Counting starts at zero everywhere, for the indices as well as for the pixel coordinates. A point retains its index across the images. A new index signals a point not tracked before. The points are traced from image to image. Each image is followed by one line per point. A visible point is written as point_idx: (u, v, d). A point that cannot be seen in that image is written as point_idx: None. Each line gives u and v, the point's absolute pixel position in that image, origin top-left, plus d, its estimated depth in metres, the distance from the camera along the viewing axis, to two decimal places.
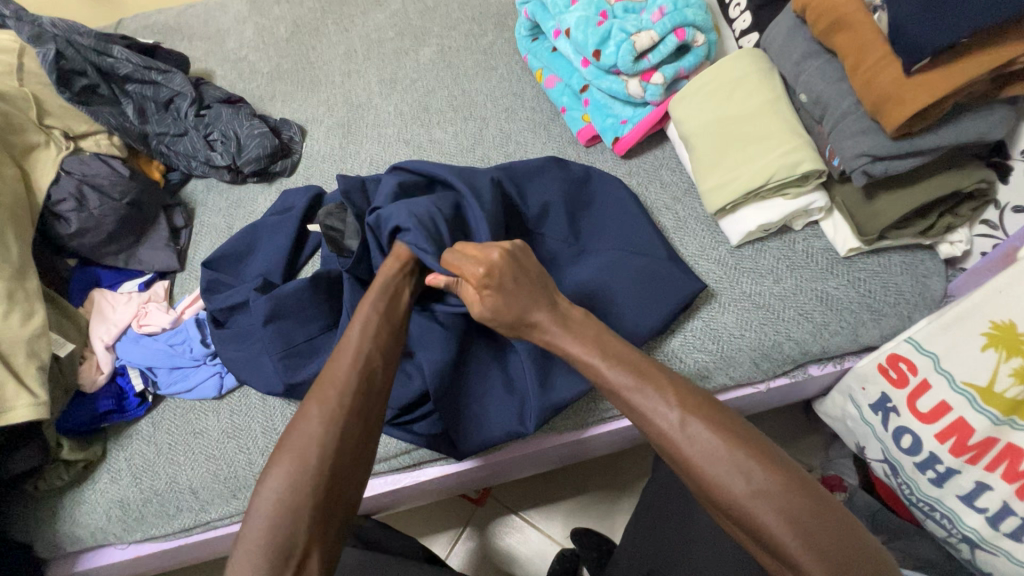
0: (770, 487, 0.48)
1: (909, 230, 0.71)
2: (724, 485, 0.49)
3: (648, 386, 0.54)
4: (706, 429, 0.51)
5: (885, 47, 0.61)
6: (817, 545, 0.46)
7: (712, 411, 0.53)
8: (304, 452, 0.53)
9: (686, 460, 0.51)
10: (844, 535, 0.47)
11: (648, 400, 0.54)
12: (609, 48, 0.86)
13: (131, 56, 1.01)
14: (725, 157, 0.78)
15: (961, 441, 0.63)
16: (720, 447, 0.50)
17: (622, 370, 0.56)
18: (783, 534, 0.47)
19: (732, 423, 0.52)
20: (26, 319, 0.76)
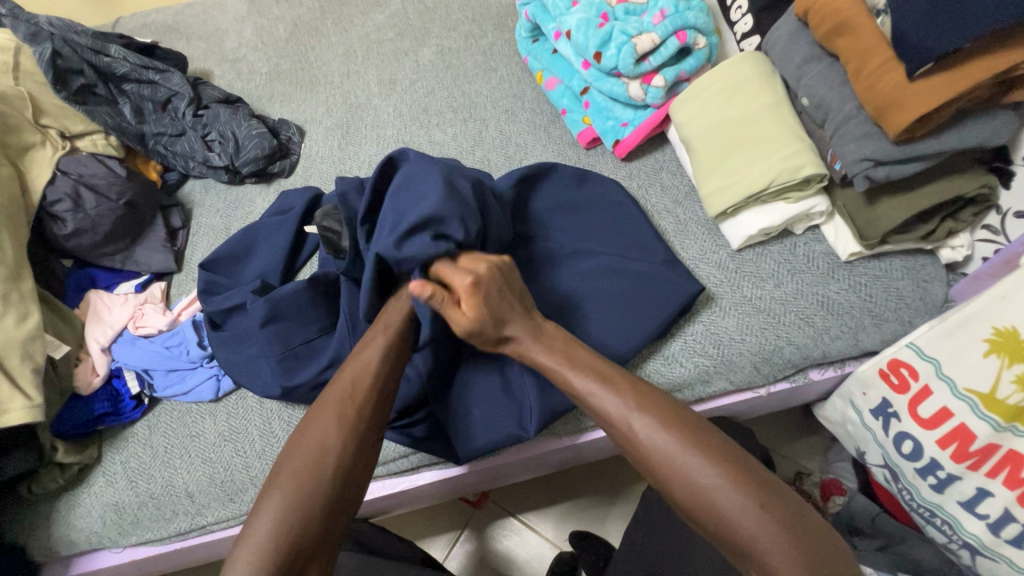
0: (734, 486, 0.48)
1: (910, 236, 0.71)
2: (683, 483, 0.50)
3: (612, 391, 0.55)
4: (662, 428, 0.52)
5: (888, 51, 0.60)
6: (777, 541, 0.46)
7: (669, 410, 0.54)
8: (314, 467, 0.54)
9: (647, 460, 0.52)
10: (805, 533, 0.47)
11: (608, 401, 0.55)
12: (610, 50, 0.85)
13: (129, 54, 1.01)
14: (726, 160, 0.77)
15: (962, 447, 0.63)
16: (678, 445, 0.51)
17: (587, 376, 0.57)
18: (744, 531, 0.47)
19: (690, 423, 0.53)
20: (20, 320, 0.75)
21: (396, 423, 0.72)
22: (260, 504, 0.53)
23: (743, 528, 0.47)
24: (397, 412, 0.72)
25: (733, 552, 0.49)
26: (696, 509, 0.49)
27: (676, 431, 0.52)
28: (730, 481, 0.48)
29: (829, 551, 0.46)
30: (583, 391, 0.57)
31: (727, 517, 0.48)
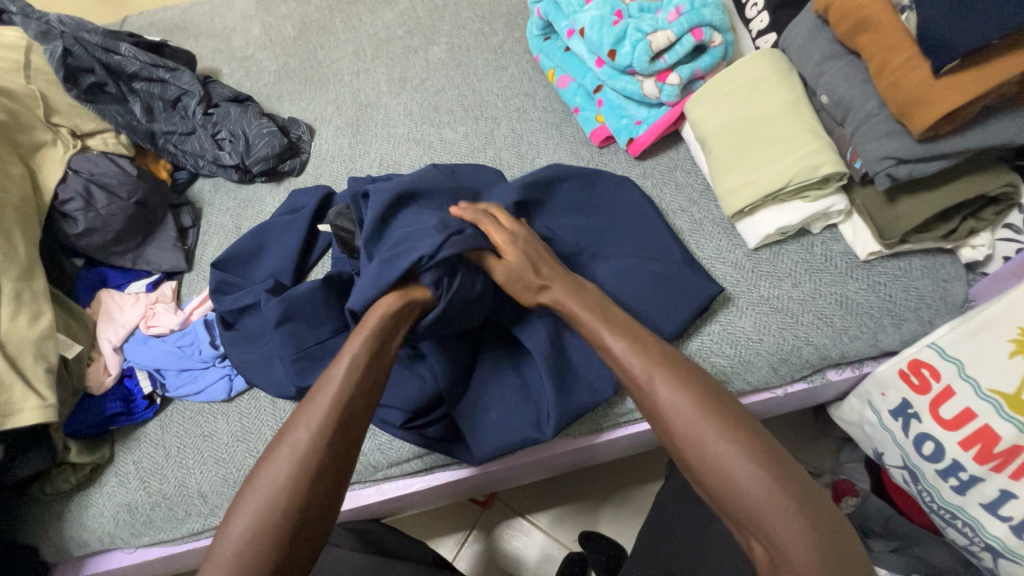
0: (747, 459, 0.47)
1: (932, 234, 0.70)
2: (698, 445, 0.49)
3: (638, 347, 0.55)
4: (684, 390, 0.51)
5: (912, 48, 0.59)
6: (790, 516, 0.45)
7: (693, 374, 0.53)
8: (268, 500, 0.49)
9: (665, 418, 0.51)
10: (820, 517, 0.45)
11: (631, 357, 0.55)
12: (624, 47, 0.85)
13: (139, 53, 1.01)
14: (744, 158, 0.76)
15: (985, 448, 0.62)
16: (700, 410, 0.50)
17: (616, 332, 0.57)
18: (759, 503, 0.46)
19: (715, 391, 0.52)
20: (33, 320, 0.74)
21: (409, 424, 0.72)
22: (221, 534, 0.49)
23: (760, 504, 0.46)
24: (412, 412, 0.71)
25: (740, 524, 0.48)
26: (709, 474, 0.48)
27: (698, 396, 0.51)
28: (747, 452, 0.47)
29: (841, 537, 0.45)
30: (610, 345, 0.56)
31: (741, 486, 0.47)
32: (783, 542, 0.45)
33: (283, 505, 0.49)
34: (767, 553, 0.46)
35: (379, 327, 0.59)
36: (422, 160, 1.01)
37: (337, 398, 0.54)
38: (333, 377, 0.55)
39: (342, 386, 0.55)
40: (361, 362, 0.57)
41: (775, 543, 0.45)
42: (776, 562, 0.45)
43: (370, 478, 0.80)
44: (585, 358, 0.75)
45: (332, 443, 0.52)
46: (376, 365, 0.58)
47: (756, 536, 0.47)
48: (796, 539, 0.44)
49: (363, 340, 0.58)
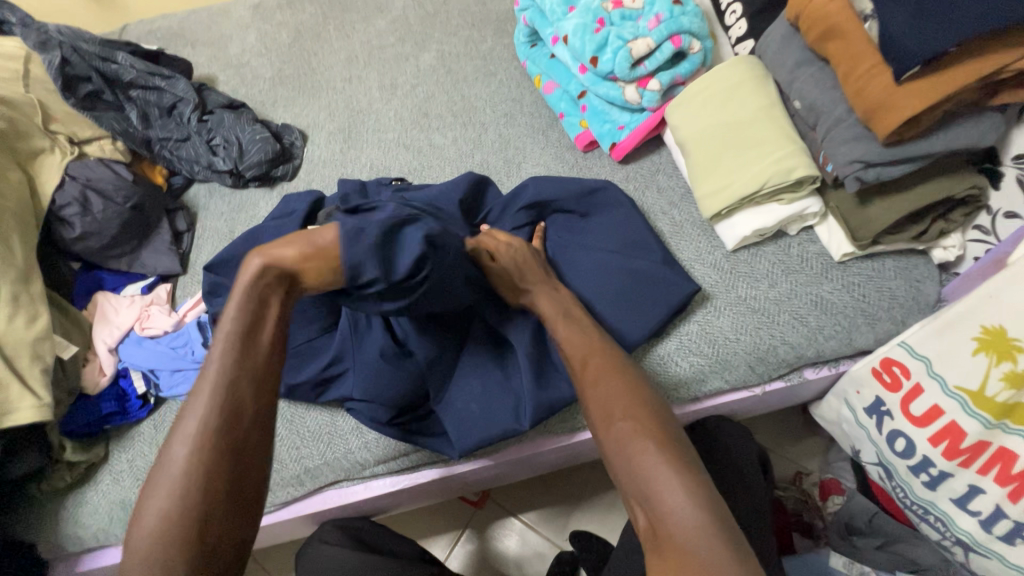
0: (643, 435, 0.53)
1: (903, 236, 0.72)
2: (606, 421, 0.56)
3: (580, 337, 0.64)
4: (606, 376, 0.59)
5: (875, 56, 0.61)
6: (672, 483, 0.49)
7: (619, 365, 0.60)
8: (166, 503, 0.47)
9: (586, 399, 0.59)
10: (701, 491, 0.49)
11: (573, 347, 0.63)
12: (606, 54, 0.87)
13: (136, 62, 1.04)
14: (722, 162, 0.78)
15: (953, 444, 0.64)
16: (619, 398, 0.56)
17: (570, 328, 0.65)
18: (648, 473, 0.50)
19: (635, 381, 0.59)
20: (30, 322, 0.77)
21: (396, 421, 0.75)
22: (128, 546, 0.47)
23: (648, 473, 0.51)
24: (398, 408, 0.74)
25: (632, 498, 0.52)
26: (612, 448, 0.54)
27: (616, 383, 0.58)
28: (645, 429, 0.53)
29: (723, 513, 0.48)
30: (564, 339, 0.64)
31: (635, 457, 0.52)
32: (663, 508, 0.48)
33: (189, 500, 0.47)
34: (650, 524, 0.49)
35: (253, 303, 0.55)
36: (412, 165, 1.03)
37: (218, 386, 0.51)
38: (209, 368, 0.52)
39: (221, 373, 0.51)
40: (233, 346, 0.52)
41: (656, 511, 0.49)
42: (656, 528, 0.49)
43: (358, 475, 0.81)
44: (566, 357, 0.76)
45: (225, 431, 0.50)
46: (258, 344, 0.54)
47: (642, 507, 0.50)
48: (673, 508, 0.48)
49: (231, 320, 0.54)
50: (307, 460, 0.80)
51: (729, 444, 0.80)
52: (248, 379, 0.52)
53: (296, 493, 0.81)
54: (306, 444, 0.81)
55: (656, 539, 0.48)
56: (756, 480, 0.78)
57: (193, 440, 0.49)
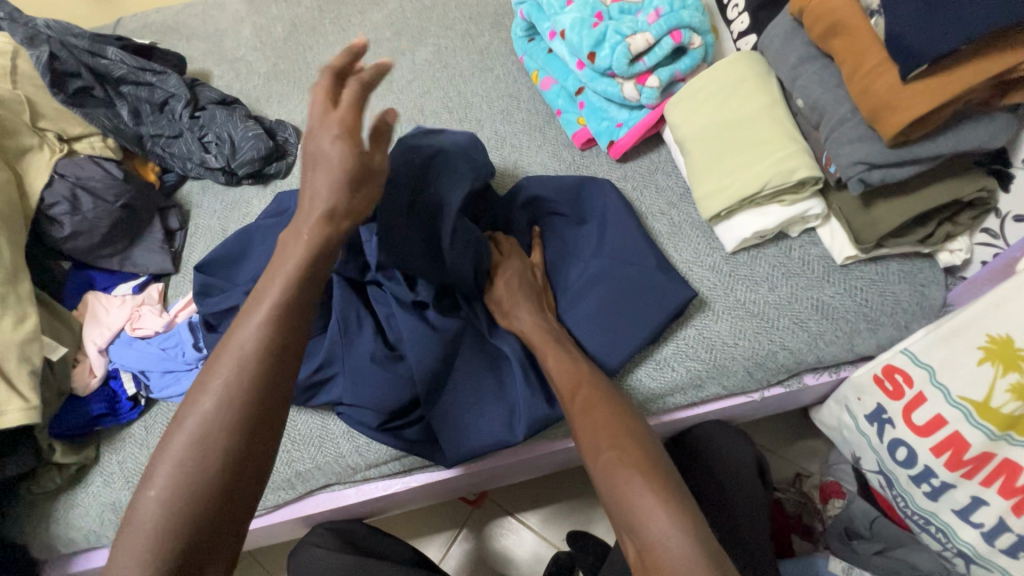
0: (626, 455, 0.54)
1: (908, 239, 0.70)
2: (594, 452, 0.57)
3: (563, 357, 0.67)
4: (594, 405, 0.61)
5: (882, 52, 0.59)
6: (653, 508, 0.49)
7: (605, 396, 0.62)
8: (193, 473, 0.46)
9: (576, 431, 0.60)
10: (683, 517, 0.49)
11: (560, 374, 0.66)
12: (604, 50, 0.84)
13: (126, 57, 1.02)
14: (721, 162, 0.76)
15: (956, 455, 0.62)
16: (603, 422, 0.58)
17: (556, 356, 0.68)
18: (632, 502, 0.51)
19: (621, 412, 0.60)
20: (18, 323, 0.76)
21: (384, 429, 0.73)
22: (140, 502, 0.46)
23: (631, 490, 0.51)
24: (390, 414, 0.72)
25: (624, 530, 0.52)
26: (600, 479, 0.55)
27: (602, 413, 0.60)
28: (631, 457, 0.54)
29: (707, 540, 0.47)
30: (552, 365, 0.67)
31: (620, 486, 0.52)
32: (649, 536, 0.49)
33: (208, 476, 0.46)
34: (639, 555, 0.50)
35: (275, 308, 0.51)
36: None
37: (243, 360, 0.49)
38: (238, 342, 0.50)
39: (238, 374, 0.49)
40: (260, 355, 0.50)
41: (644, 540, 0.49)
42: (645, 559, 0.49)
43: (350, 479, 0.81)
44: None
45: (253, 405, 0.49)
46: (283, 349, 0.51)
47: (631, 537, 0.51)
48: (658, 523, 0.49)
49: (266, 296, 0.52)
50: (298, 463, 0.79)
51: (725, 451, 0.78)
52: (272, 373, 0.50)
53: (288, 496, 0.81)
54: (296, 447, 0.80)
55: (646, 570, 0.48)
56: (752, 485, 0.78)
57: (198, 441, 0.47)
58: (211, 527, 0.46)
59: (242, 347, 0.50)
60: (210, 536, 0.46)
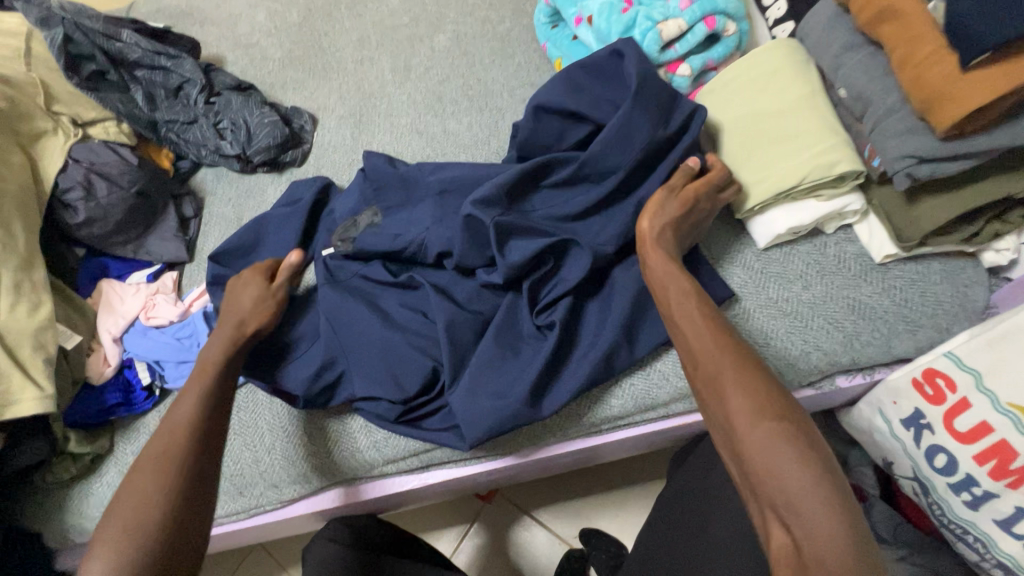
0: (794, 443, 0.48)
1: (953, 237, 0.67)
2: (748, 422, 0.50)
3: (702, 305, 0.59)
4: (748, 367, 0.53)
5: (939, 39, 0.56)
6: (827, 515, 0.44)
7: (758, 360, 0.54)
8: (138, 511, 0.53)
9: (722, 391, 0.52)
10: (850, 514, 0.45)
11: (706, 327, 0.57)
12: (633, 37, 0.81)
13: (141, 40, 1.00)
14: (756, 155, 0.73)
15: (1001, 464, 0.60)
16: (759, 392, 0.51)
17: (700, 303, 0.60)
18: (798, 488, 0.45)
19: (775, 380, 0.53)
20: (32, 310, 0.74)
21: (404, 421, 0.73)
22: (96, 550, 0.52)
23: (801, 487, 0.45)
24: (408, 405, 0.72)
25: (767, 509, 0.47)
26: (752, 455, 0.48)
27: (757, 378, 0.52)
28: (794, 436, 0.48)
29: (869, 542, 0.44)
30: (691, 314, 0.59)
31: (783, 467, 0.47)
32: (814, 527, 0.44)
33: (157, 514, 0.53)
34: (788, 540, 0.45)
35: (206, 391, 0.63)
36: (426, 152, 0.99)
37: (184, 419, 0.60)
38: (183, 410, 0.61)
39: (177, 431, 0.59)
40: (190, 431, 0.59)
41: (804, 529, 0.44)
42: (797, 548, 0.44)
43: (367, 474, 0.79)
44: (587, 346, 0.71)
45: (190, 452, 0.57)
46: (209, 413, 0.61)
47: (781, 521, 0.46)
48: (830, 534, 0.43)
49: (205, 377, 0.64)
50: (314, 457, 0.78)
51: None
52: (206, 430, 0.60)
53: (303, 491, 0.79)
54: (313, 441, 0.78)
55: (796, 560, 0.44)
56: None
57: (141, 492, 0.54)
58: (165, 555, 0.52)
59: (174, 428, 0.59)
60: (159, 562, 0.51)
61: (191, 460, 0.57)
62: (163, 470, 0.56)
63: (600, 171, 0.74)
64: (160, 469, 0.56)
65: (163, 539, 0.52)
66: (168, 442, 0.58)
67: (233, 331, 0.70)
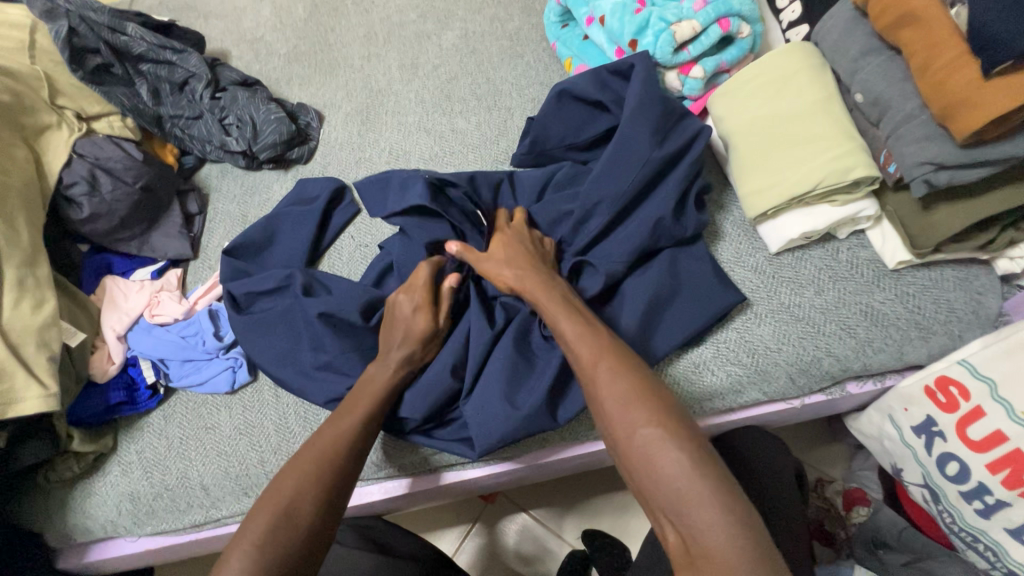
0: (666, 439, 0.50)
1: (968, 244, 0.67)
2: (626, 428, 0.53)
3: (573, 318, 0.63)
4: (620, 372, 0.56)
5: (961, 45, 0.55)
6: (702, 501, 0.47)
7: (629, 362, 0.57)
8: (295, 523, 0.55)
9: (601, 401, 0.56)
10: (730, 496, 0.47)
11: (580, 342, 0.60)
12: (647, 37, 0.80)
13: (146, 34, 0.98)
14: (772, 158, 0.72)
15: (1014, 473, 0.60)
16: (629, 395, 0.54)
17: (571, 318, 0.63)
18: (676, 484, 0.48)
19: (648, 379, 0.56)
20: (36, 307, 0.73)
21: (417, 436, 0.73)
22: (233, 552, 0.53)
23: (676, 479, 0.48)
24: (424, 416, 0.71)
25: (659, 510, 0.50)
26: (633, 456, 0.52)
27: (626, 383, 0.55)
28: (667, 432, 0.51)
29: (751, 519, 0.46)
30: (567, 330, 0.62)
31: (659, 467, 0.49)
32: (696, 520, 0.46)
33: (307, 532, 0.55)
34: (682, 539, 0.48)
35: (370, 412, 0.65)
36: (433, 151, 0.98)
37: (345, 436, 0.62)
38: (343, 425, 0.63)
39: (341, 445, 0.61)
40: (353, 448, 0.61)
41: (690, 525, 0.47)
42: (688, 544, 0.47)
43: (373, 475, 0.78)
44: None
45: (344, 472, 0.60)
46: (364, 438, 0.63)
47: (672, 520, 0.48)
48: (711, 518, 0.46)
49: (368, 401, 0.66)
50: None
51: (760, 456, 0.76)
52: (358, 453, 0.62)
53: None
54: None
55: (689, 558, 0.46)
56: (791, 493, 0.75)
57: (292, 502, 0.56)
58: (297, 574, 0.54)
59: (335, 443, 0.61)
60: None
61: (343, 474, 0.59)
62: (318, 488, 0.57)
63: (616, 173, 0.74)
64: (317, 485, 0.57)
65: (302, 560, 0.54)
66: (332, 452, 0.60)
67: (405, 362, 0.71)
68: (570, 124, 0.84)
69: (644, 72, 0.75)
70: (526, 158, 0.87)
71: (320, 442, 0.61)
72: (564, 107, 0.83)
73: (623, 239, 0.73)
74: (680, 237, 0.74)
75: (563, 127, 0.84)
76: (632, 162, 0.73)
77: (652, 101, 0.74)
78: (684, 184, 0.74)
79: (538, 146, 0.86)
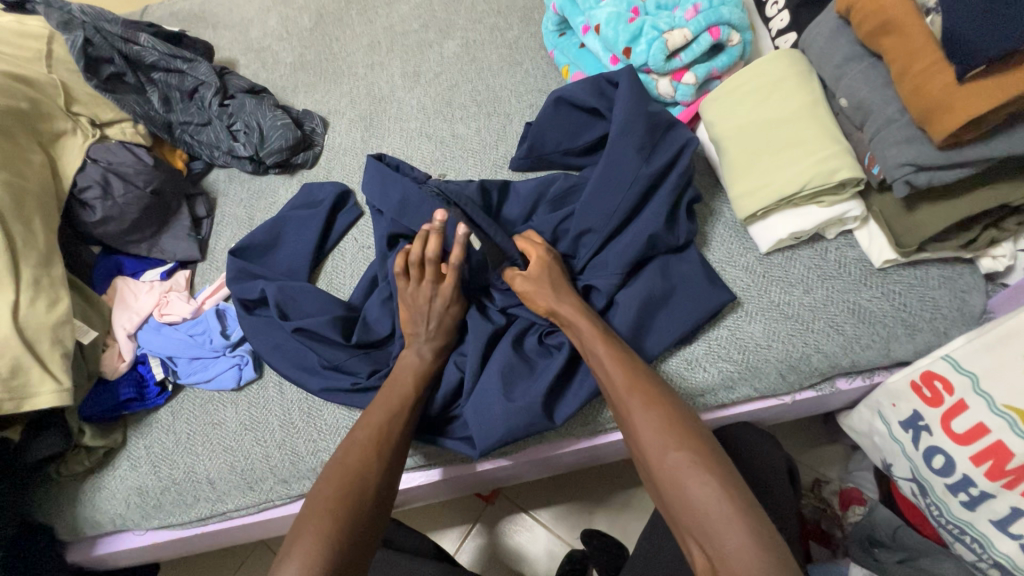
0: (695, 463, 0.53)
1: (951, 243, 0.69)
2: (656, 451, 0.56)
3: (604, 342, 0.65)
4: (652, 400, 0.59)
5: (936, 52, 0.58)
6: (729, 522, 0.49)
7: (661, 393, 0.60)
8: (356, 488, 0.60)
9: (635, 428, 0.58)
10: (758, 522, 0.49)
11: (612, 366, 0.63)
12: (640, 45, 0.83)
13: (158, 43, 1.02)
14: (762, 161, 0.74)
15: (998, 464, 0.61)
16: (659, 421, 0.57)
17: (607, 343, 0.65)
18: (707, 510, 0.51)
19: (681, 411, 0.59)
20: (51, 306, 0.76)
21: (421, 436, 0.75)
22: (303, 525, 0.57)
23: (705, 500, 0.51)
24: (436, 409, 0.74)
25: (688, 534, 0.52)
26: (664, 479, 0.54)
27: (659, 410, 0.58)
28: (700, 461, 0.54)
29: (780, 546, 0.48)
30: (600, 354, 0.64)
31: (692, 492, 0.52)
32: (725, 543, 0.48)
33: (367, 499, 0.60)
34: (710, 561, 0.50)
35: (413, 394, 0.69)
36: (435, 156, 1.01)
37: (392, 414, 0.67)
38: (391, 404, 0.68)
39: (388, 420, 0.66)
40: (399, 423, 0.67)
41: (719, 547, 0.49)
42: (716, 565, 0.49)
43: None
44: None
45: (394, 446, 0.65)
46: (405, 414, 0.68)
47: (701, 542, 0.51)
48: (737, 537, 0.48)
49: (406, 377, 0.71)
50: (325, 453, 0.79)
51: (752, 449, 0.78)
52: (404, 428, 0.67)
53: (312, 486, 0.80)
54: (323, 437, 0.80)
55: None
56: (784, 489, 0.77)
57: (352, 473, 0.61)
58: (361, 537, 0.58)
59: (386, 421, 0.66)
60: (356, 542, 0.57)
61: (394, 447, 0.65)
62: (378, 460, 0.63)
63: (610, 177, 0.76)
64: (373, 459, 0.63)
65: (362, 523, 0.59)
66: (382, 429, 0.65)
67: (430, 341, 0.74)
68: (567, 130, 0.87)
69: (629, 82, 0.79)
70: (525, 164, 0.90)
71: (372, 418, 0.66)
72: (561, 113, 0.86)
73: (619, 244, 0.76)
74: (673, 244, 0.76)
75: (559, 133, 0.87)
76: (622, 170, 0.76)
77: (640, 114, 0.76)
78: (676, 191, 0.76)
79: (536, 151, 0.89)
